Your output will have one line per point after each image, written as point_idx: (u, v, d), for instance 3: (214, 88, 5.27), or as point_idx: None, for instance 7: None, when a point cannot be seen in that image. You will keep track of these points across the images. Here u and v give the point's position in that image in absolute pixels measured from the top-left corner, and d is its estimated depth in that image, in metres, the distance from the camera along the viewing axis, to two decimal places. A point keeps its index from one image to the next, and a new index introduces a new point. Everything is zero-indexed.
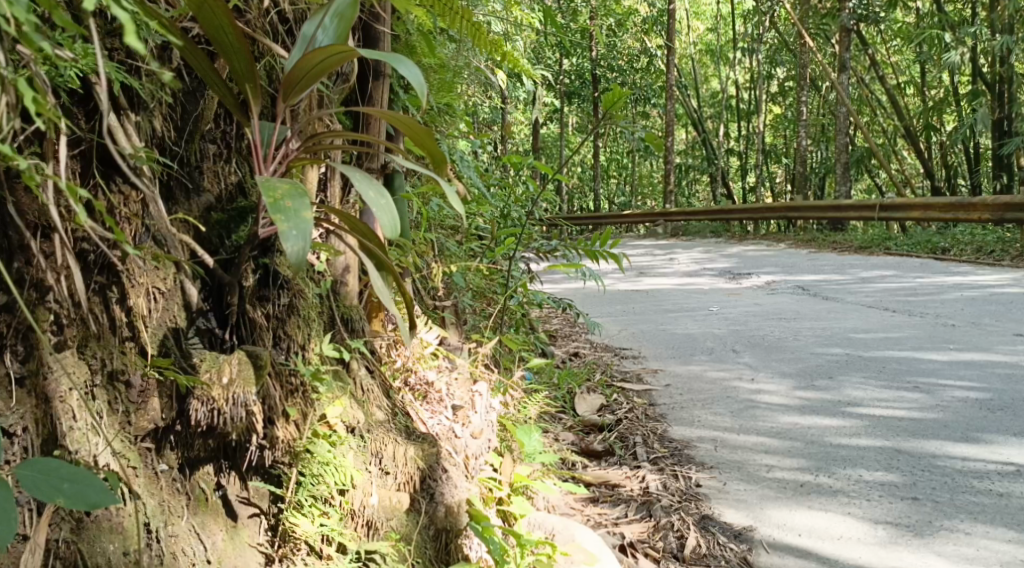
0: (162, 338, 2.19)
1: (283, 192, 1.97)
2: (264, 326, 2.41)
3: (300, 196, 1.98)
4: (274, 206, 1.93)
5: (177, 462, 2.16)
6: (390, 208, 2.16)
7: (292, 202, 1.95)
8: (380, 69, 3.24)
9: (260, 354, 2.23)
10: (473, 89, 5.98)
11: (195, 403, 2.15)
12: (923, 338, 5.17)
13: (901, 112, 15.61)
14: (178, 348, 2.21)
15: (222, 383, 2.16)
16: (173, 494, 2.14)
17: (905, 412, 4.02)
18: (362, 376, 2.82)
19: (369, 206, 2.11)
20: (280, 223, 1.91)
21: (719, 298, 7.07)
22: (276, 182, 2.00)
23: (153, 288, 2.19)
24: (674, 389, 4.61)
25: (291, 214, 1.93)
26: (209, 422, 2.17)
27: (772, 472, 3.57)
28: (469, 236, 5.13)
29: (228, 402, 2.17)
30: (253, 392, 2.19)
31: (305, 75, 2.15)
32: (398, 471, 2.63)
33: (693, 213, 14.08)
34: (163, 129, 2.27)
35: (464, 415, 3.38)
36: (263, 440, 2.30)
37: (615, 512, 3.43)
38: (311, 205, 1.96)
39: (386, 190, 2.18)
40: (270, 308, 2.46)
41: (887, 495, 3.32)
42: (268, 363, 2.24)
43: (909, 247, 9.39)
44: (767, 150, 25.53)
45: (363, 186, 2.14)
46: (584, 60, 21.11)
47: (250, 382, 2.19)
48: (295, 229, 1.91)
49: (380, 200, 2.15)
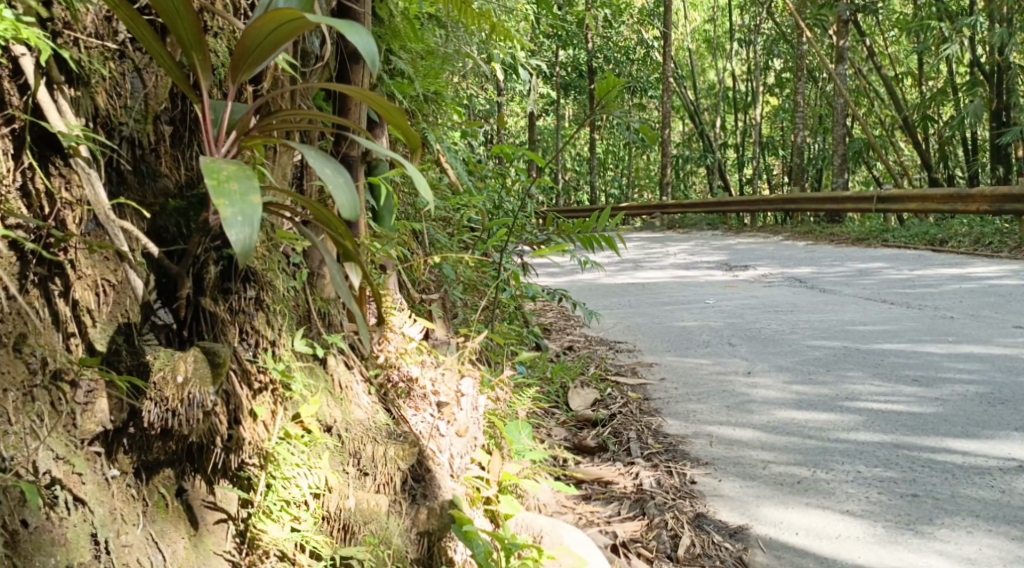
0: (113, 335, 2.07)
1: (228, 173, 1.84)
2: (228, 321, 2.28)
3: (246, 178, 1.85)
4: (218, 189, 1.80)
5: (131, 466, 2.04)
6: (352, 189, 2.00)
7: (238, 185, 1.83)
8: (359, 53, 3.11)
9: (219, 351, 2.08)
10: (465, 78, 5.85)
11: (147, 404, 2.03)
12: (922, 330, 5.05)
13: (898, 103, 15.48)
14: (131, 345, 2.10)
15: (176, 382, 2.03)
16: (126, 500, 2.01)
17: (904, 406, 3.90)
18: (341, 371, 2.72)
19: (326, 186, 1.98)
20: (224, 209, 1.78)
21: (716, 291, 6.95)
22: (221, 163, 1.87)
23: (101, 281, 2.07)
24: (670, 383, 4.49)
25: (236, 198, 1.81)
26: (163, 424, 2.05)
27: (768, 468, 3.45)
28: (461, 229, 5.00)
29: (183, 402, 2.04)
30: (211, 392, 2.05)
31: (261, 44, 2.01)
32: (377, 472, 2.53)
33: (690, 206, 13.97)
34: (105, 104, 2.14)
35: (449, 411, 3.25)
36: (228, 441, 2.18)
37: (607, 510, 3.31)
38: (258, 188, 1.83)
39: (347, 171, 2.03)
40: (236, 301, 2.31)
41: (886, 491, 3.20)
42: (227, 360, 2.09)
43: (907, 239, 9.29)
44: (764, 142, 25.40)
45: (320, 165, 2.01)
46: (580, 51, 20.93)
47: (207, 381, 2.05)
48: (241, 216, 1.79)
49: (339, 181, 2.00)
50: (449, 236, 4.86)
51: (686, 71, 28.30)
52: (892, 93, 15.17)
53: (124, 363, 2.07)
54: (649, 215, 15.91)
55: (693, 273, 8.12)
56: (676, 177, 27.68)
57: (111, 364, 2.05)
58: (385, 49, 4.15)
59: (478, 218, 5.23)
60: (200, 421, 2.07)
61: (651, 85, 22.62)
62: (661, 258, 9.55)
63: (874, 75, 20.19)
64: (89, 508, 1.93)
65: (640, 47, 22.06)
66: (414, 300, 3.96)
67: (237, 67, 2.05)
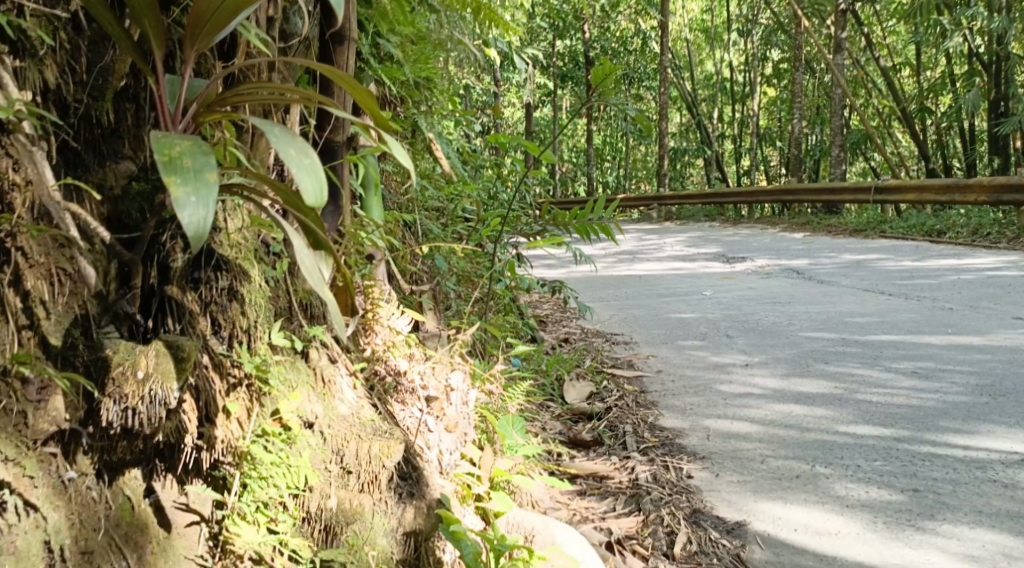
0: (69, 328, 1.99)
1: (182, 150, 1.77)
2: (196, 312, 2.21)
3: (201, 155, 1.77)
4: (169, 166, 1.73)
5: (92, 467, 1.96)
6: (316, 170, 1.91)
7: (192, 162, 1.75)
8: (346, 34, 3.01)
9: (183, 346, 2.00)
10: (458, 66, 5.72)
11: (105, 402, 1.95)
12: (921, 322, 4.94)
13: (897, 93, 15.35)
14: (88, 339, 2.02)
15: (137, 378, 1.94)
16: (86, 504, 1.94)
17: (903, 398, 3.79)
18: (325, 364, 2.60)
19: (286, 165, 1.88)
20: (176, 188, 1.70)
21: (713, 282, 6.84)
22: (175, 139, 1.79)
23: (56, 270, 1.97)
24: (666, 375, 4.38)
25: (190, 176, 1.73)
26: (123, 423, 1.96)
27: (766, 462, 3.34)
28: (454, 219, 4.88)
29: (144, 400, 1.94)
30: (174, 389, 1.95)
31: (217, 10, 1.91)
32: (361, 470, 2.42)
33: (687, 198, 13.84)
34: (57, 80, 2.05)
35: (439, 406, 3.14)
36: (197, 440, 2.11)
37: (602, 506, 3.20)
38: (212, 164, 1.75)
39: (312, 152, 1.94)
40: (205, 291, 2.22)
41: (886, 486, 3.09)
42: (191, 355, 2.00)
43: (905, 230, 9.18)
44: (762, 133, 25.26)
45: (282, 143, 1.91)
46: (577, 42, 20.75)
47: (169, 376, 1.95)
48: (194, 195, 1.71)
49: (303, 161, 1.91)
50: (442, 225, 4.74)
51: (683, 62, 28.13)
52: (890, 84, 15.05)
53: (81, 358, 1.98)
54: (646, 207, 15.78)
55: (690, 265, 8.01)
56: (673, 168, 27.53)
57: (67, 360, 1.97)
58: (374, 33, 4.02)
59: (472, 208, 5.11)
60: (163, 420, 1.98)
61: (648, 76, 22.48)
62: (659, 250, 9.44)
63: (872, 66, 20.04)
64: (42, 515, 1.86)
65: (637, 37, 21.88)
66: (404, 290, 3.83)
67: (195, 36, 1.96)
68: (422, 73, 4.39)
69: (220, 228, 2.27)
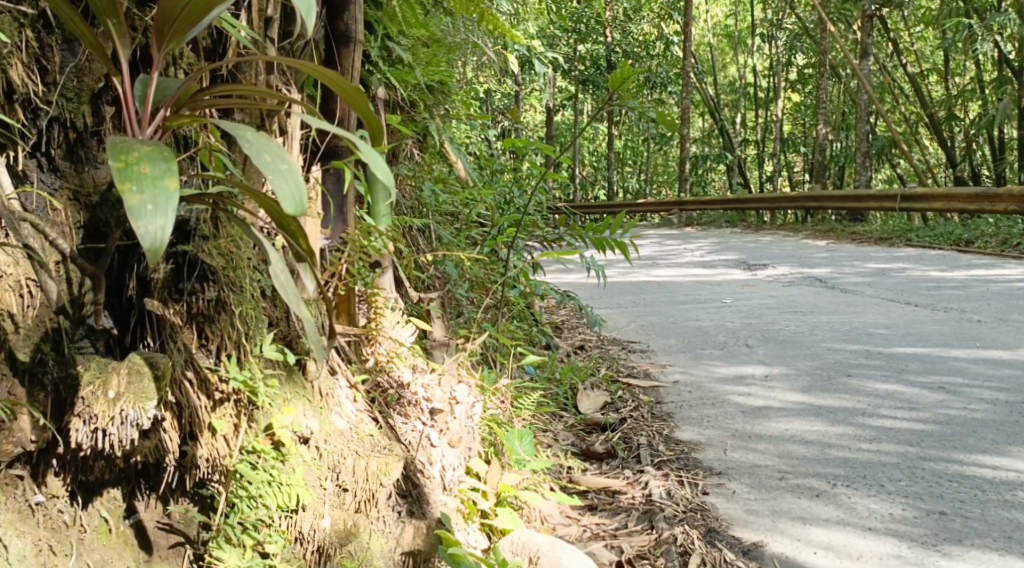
0: (39, 342, 2.04)
1: (140, 155, 1.76)
2: (181, 325, 2.24)
3: (160, 160, 1.77)
4: (125, 173, 1.72)
5: (64, 490, 2.05)
6: (293, 175, 1.83)
7: (150, 168, 1.75)
8: (351, 35, 2.91)
9: (157, 363, 2.07)
10: (475, 68, 5.61)
11: (76, 423, 2.01)
12: (948, 334, 4.80)
13: (924, 99, 15.14)
14: (60, 354, 2.06)
15: (108, 398, 2.01)
16: (55, 529, 2.03)
17: (928, 415, 3.66)
18: (323, 377, 2.52)
19: (261, 171, 1.81)
20: (132, 196, 1.70)
21: (733, 290, 6.70)
22: (135, 145, 1.79)
23: (25, 282, 2.03)
24: (683, 386, 4.26)
25: (146, 183, 1.73)
26: (92, 445, 2.02)
27: (786, 479, 3.23)
28: (469, 223, 4.77)
29: (113, 421, 2.01)
30: (144, 409, 2.02)
31: (185, 6, 1.88)
32: (358, 488, 2.35)
33: (709, 204, 13.64)
34: (23, 82, 2.12)
35: (443, 420, 3.05)
36: (180, 460, 2.17)
37: (614, 522, 3.09)
38: (171, 170, 1.75)
39: (289, 155, 1.86)
40: (189, 301, 2.26)
41: (911, 508, 2.97)
42: (165, 373, 2.07)
43: (932, 239, 9.00)
44: (786, 139, 24.98)
45: (255, 150, 1.85)
46: (600, 44, 20.55)
47: (142, 397, 2.02)
48: (151, 204, 1.71)
49: (279, 166, 1.83)
50: (455, 231, 4.64)
51: (707, 66, 27.91)
52: (917, 90, 14.83)
53: (51, 374, 2.03)
54: (667, 213, 15.58)
55: (710, 272, 7.87)
56: (695, 173, 27.29)
57: (36, 377, 2.01)
58: (384, 34, 3.92)
59: (487, 213, 5.00)
60: (134, 442, 2.04)
61: (670, 80, 22.33)
62: (679, 256, 9.30)
63: (899, 71, 19.76)
64: (5, 545, 1.94)
65: (660, 41, 21.67)
66: (411, 298, 3.68)
67: (163, 33, 1.93)
68: (435, 76, 4.29)
69: (208, 236, 2.32)
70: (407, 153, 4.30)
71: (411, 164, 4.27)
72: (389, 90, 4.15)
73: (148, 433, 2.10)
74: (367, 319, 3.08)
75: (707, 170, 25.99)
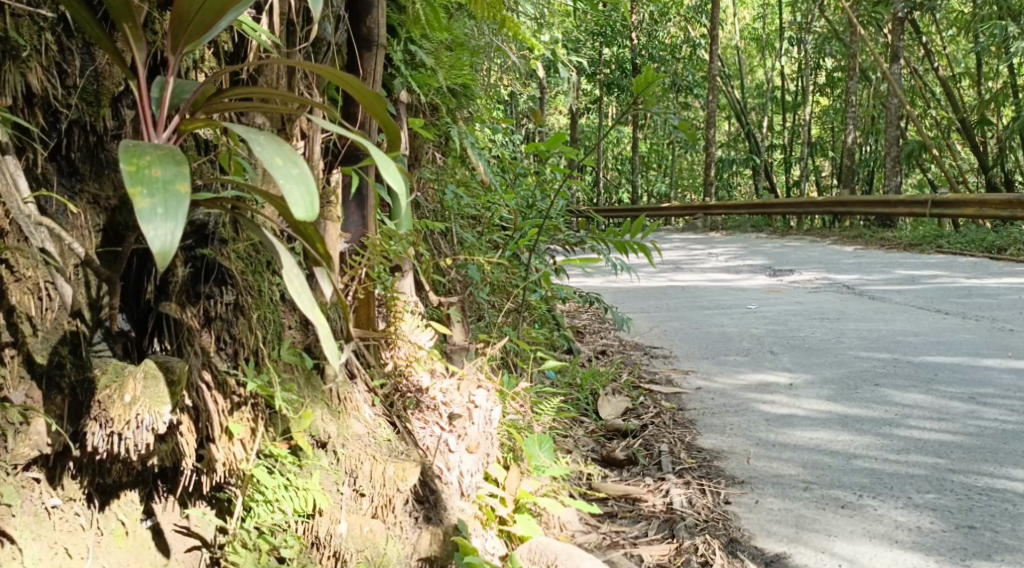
0: (57, 346, 2.07)
1: (152, 158, 1.77)
2: (198, 330, 2.24)
3: (171, 164, 1.77)
4: (137, 176, 1.73)
5: (81, 492, 2.07)
6: (304, 180, 1.82)
7: (161, 171, 1.75)
8: (373, 39, 2.92)
9: (173, 368, 2.08)
10: (499, 71, 5.60)
11: (92, 426, 2.03)
12: (978, 344, 4.74)
13: (955, 103, 14.99)
14: (77, 358, 2.08)
15: (124, 402, 2.02)
16: (72, 531, 2.04)
17: (957, 426, 3.62)
18: (342, 382, 2.55)
19: (273, 174, 1.81)
20: (142, 200, 1.71)
21: (758, 296, 6.66)
22: (147, 148, 1.80)
23: (44, 284, 2.05)
24: (706, 393, 4.23)
25: (157, 187, 1.73)
26: (108, 449, 2.04)
27: (809, 489, 3.19)
28: (491, 227, 4.76)
29: (130, 426, 2.02)
30: (160, 413, 2.04)
31: (200, 8, 1.88)
32: (374, 493, 2.41)
33: (734, 208, 13.57)
34: (42, 82, 2.13)
35: (462, 424, 2.99)
36: (197, 464, 2.18)
37: (634, 530, 3.08)
38: (180, 174, 1.75)
39: (302, 159, 1.86)
40: (207, 304, 2.27)
41: (939, 522, 2.93)
42: (182, 378, 2.09)
43: (963, 246, 8.90)
44: (814, 142, 24.80)
45: (268, 151, 1.84)
46: (625, 48, 20.47)
47: (158, 402, 2.04)
48: (161, 207, 1.71)
49: (291, 170, 1.83)
50: (478, 234, 4.63)
51: (733, 70, 27.78)
52: (948, 94, 14.67)
53: (69, 377, 2.06)
54: (691, 217, 15.51)
55: (734, 278, 7.83)
56: (721, 177, 27.14)
57: (53, 381, 2.05)
58: (407, 38, 3.92)
59: (510, 216, 4.99)
60: (150, 447, 2.06)
61: (696, 83, 22.25)
62: (703, 261, 9.26)
63: (930, 76, 19.58)
64: (20, 548, 1.96)
65: (686, 45, 21.57)
66: (432, 302, 3.66)
67: (178, 36, 1.93)
68: (458, 80, 4.29)
69: (226, 240, 2.33)
70: (429, 157, 4.30)
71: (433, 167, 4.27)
72: (412, 94, 4.15)
73: (165, 435, 2.11)
74: (387, 322, 3.09)
75: (732, 174, 25.89)
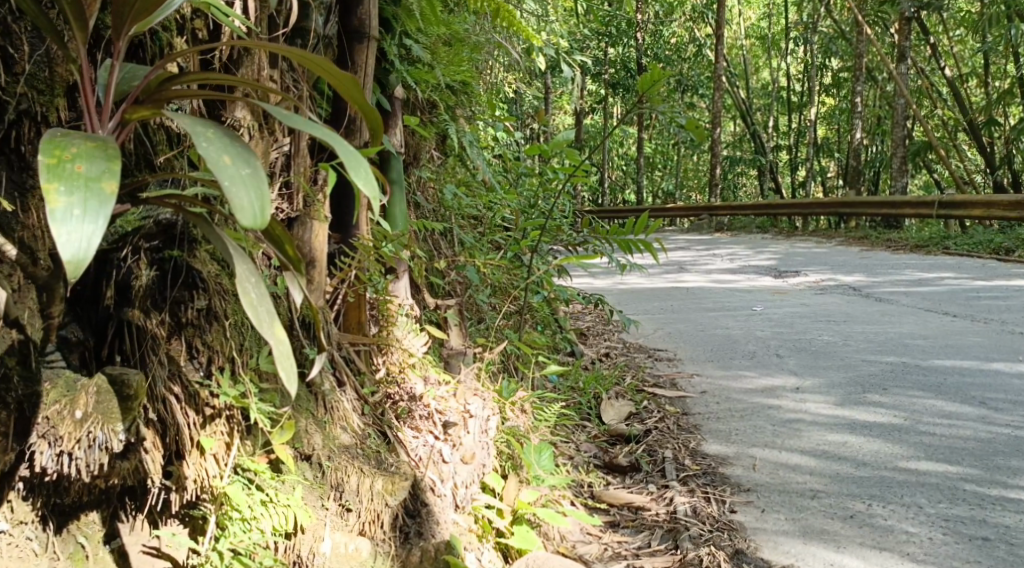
0: (4, 356, 1.93)
1: (77, 152, 1.67)
2: (164, 340, 2.13)
3: (99, 159, 1.67)
4: (55, 170, 1.64)
5: (33, 515, 1.95)
6: (254, 182, 1.67)
7: (84, 167, 1.65)
8: (363, 31, 2.78)
9: (129, 381, 2.00)
10: (498, 68, 5.45)
11: (40, 445, 1.92)
12: (989, 347, 4.60)
13: (963, 104, 14.80)
14: (26, 370, 1.95)
15: (75, 418, 1.93)
16: (23, 558, 1.93)
17: (969, 432, 3.48)
18: (331, 391, 2.47)
19: (216, 173, 1.65)
20: (59, 198, 1.60)
21: (765, 297, 6.52)
22: (75, 140, 1.71)
23: None
24: (711, 396, 4.10)
25: (77, 184, 1.63)
26: (58, 470, 1.94)
27: (818, 498, 3.06)
28: (492, 227, 4.64)
29: (80, 444, 1.94)
30: (115, 430, 1.97)
31: None
32: (361, 508, 2.32)
33: (739, 209, 13.41)
34: None
35: (456, 434, 2.88)
36: (166, 481, 2.10)
37: (637, 540, 2.94)
38: (105, 172, 1.65)
39: (254, 160, 1.71)
40: (179, 310, 2.16)
41: (952, 534, 2.80)
42: (138, 391, 2.00)
43: (970, 247, 8.76)
44: (819, 143, 24.62)
45: (214, 148, 1.69)
46: (630, 48, 20.29)
47: (112, 417, 1.96)
48: (80, 208, 1.61)
49: (241, 171, 1.68)
50: (478, 235, 4.50)
51: (738, 70, 27.60)
52: (955, 95, 14.49)
53: (16, 392, 1.92)
54: (696, 218, 15.35)
55: (740, 279, 7.69)
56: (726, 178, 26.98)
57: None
58: (402, 32, 3.78)
59: (511, 217, 4.86)
60: (103, 466, 1.97)
61: (702, 83, 22.11)
62: (708, 262, 9.12)
63: (937, 76, 19.39)
64: None
65: (692, 45, 21.37)
66: (429, 305, 3.54)
67: (123, 15, 1.83)
68: (457, 77, 4.15)
69: (198, 241, 2.22)
70: (428, 156, 4.17)
71: (429, 166, 4.13)
72: (409, 89, 4.00)
73: (126, 452, 2.01)
74: (379, 327, 2.96)
75: (737, 175, 25.75)
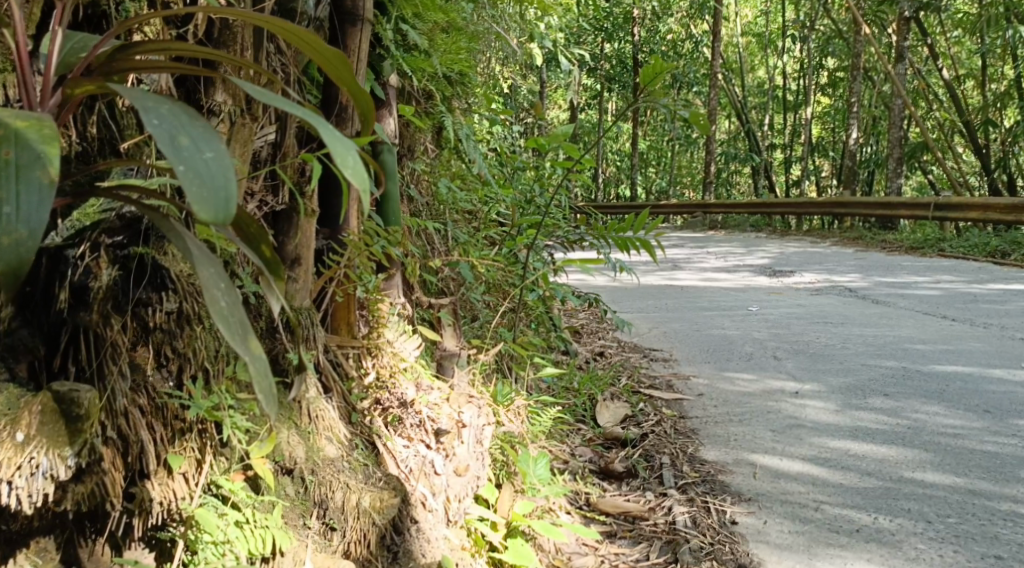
0: None
1: (7, 134, 1.53)
2: (124, 349, 1.95)
3: (32, 143, 1.53)
4: None
5: None
6: (215, 168, 1.49)
7: (15, 153, 1.52)
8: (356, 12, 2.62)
9: (81, 399, 1.81)
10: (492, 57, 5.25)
11: None
12: (992, 353, 4.44)
13: (960, 106, 14.63)
14: None
15: (16, 441, 1.74)
16: None
17: (976, 442, 3.33)
18: (315, 399, 2.31)
19: (172, 158, 1.47)
20: None
21: (760, 297, 6.35)
22: (4, 116, 1.55)
23: None
24: (708, 400, 3.93)
25: (8, 176, 1.50)
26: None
27: (821, 510, 2.89)
28: (487, 223, 4.46)
29: (20, 471, 1.74)
30: (61, 457, 1.78)
31: None
32: (346, 527, 2.18)
33: (735, 208, 13.23)
34: None
35: (449, 444, 2.70)
36: (128, 504, 1.93)
37: (634, 553, 2.78)
38: (38, 159, 1.52)
39: (216, 143, 1.53)
40: (146, 314, 2.00)
41: (963, 551, 2.63)
42: (90, 411, 1.81)
43: (966, 250, 8.61)
44: (814, 143, 24.45)
45: (169, 127, 1.51)
46: (626, 44, 20.03)
47: (58, 442, 1.78)
48: (12, 204, 1.50)
49: (202, 156, 1.51)
50: (470, 230, 4.31)
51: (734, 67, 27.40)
52: (953, 96, 14.33)
53: None
54: (691, 216, 15.14)
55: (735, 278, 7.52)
56: (720, 176, 26.78)
57: None
58: (398, 16, 3.60)
59: (507, 212, 4.68)
60: (48, 494, 1.78)
61: (699, 81, 21.89)
62: (702, 260, 8.95)
63: (933, 78, 19.25)
64: None
65: (689, 43, 21.14)
66: (421, 303, 3.33)
67: None
68: (453, 66, 3.97)
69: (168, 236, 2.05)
70: (422, 147, 3.97)
71: (422, 158, 3.93)
72: (404, 77, 3.81)
73: (79, 475, 1.85)
74: (369, 329, 2.78)
75: (730, 174, 25.57)
